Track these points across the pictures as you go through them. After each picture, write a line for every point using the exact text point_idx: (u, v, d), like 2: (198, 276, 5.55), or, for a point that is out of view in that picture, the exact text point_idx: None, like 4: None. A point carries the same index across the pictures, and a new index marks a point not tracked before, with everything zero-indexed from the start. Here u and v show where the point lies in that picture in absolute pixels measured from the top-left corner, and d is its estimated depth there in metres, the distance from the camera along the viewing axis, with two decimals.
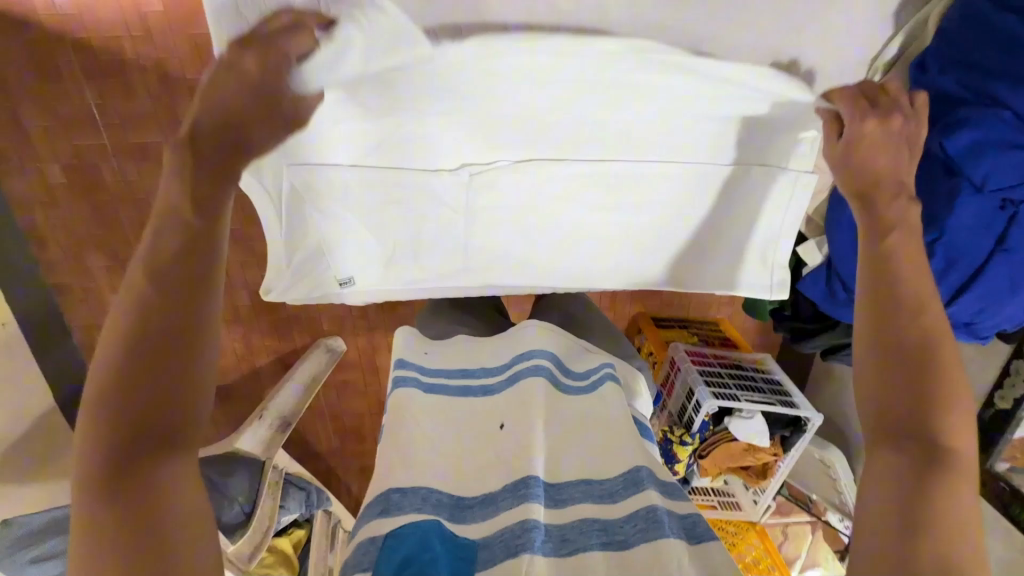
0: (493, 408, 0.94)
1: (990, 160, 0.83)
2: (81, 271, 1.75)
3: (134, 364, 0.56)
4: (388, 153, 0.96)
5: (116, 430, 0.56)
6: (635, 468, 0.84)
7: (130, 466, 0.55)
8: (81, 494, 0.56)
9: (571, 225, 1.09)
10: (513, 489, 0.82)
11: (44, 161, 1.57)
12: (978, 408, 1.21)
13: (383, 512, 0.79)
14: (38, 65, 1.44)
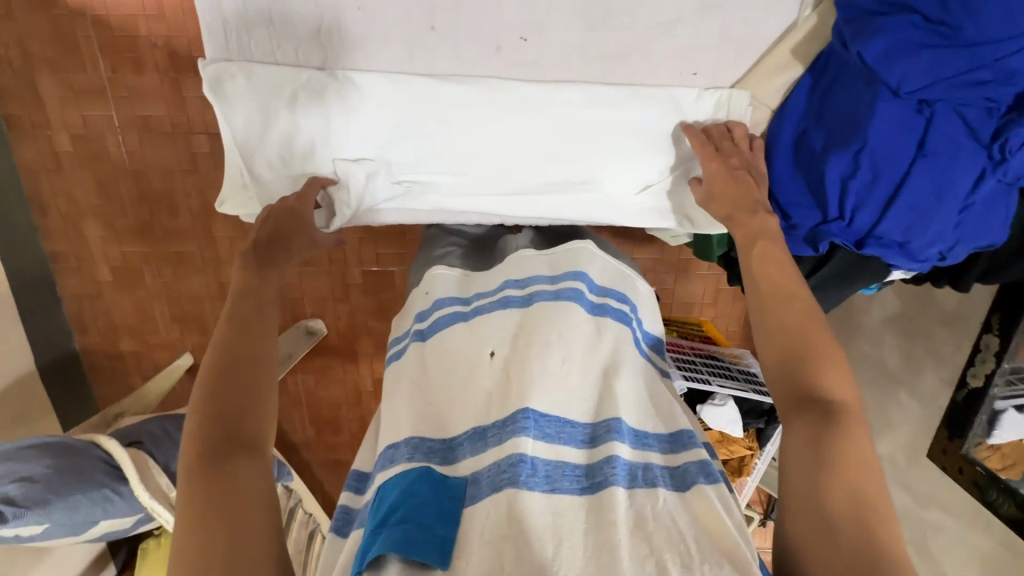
0: (481, 331, 0.82)
1: (906, 61, 0.65)
2: (78, 239, 1.80)
3: (222, 382, 0.65)
4: (330, 34, 0.80)
5: (205, 447, 0.62)
6: (610, 418, 0.75)
7: (216, 454, 0.62)
8: (186, 494, 0.61)
9: (519, 155, 0.87)
10: (503, 423, 0.73)
11: (54, 129, 1.65)
12: (952, 390, 1.17)
13: (385, 464, 0.75)
14: (58, 37, 1.53)
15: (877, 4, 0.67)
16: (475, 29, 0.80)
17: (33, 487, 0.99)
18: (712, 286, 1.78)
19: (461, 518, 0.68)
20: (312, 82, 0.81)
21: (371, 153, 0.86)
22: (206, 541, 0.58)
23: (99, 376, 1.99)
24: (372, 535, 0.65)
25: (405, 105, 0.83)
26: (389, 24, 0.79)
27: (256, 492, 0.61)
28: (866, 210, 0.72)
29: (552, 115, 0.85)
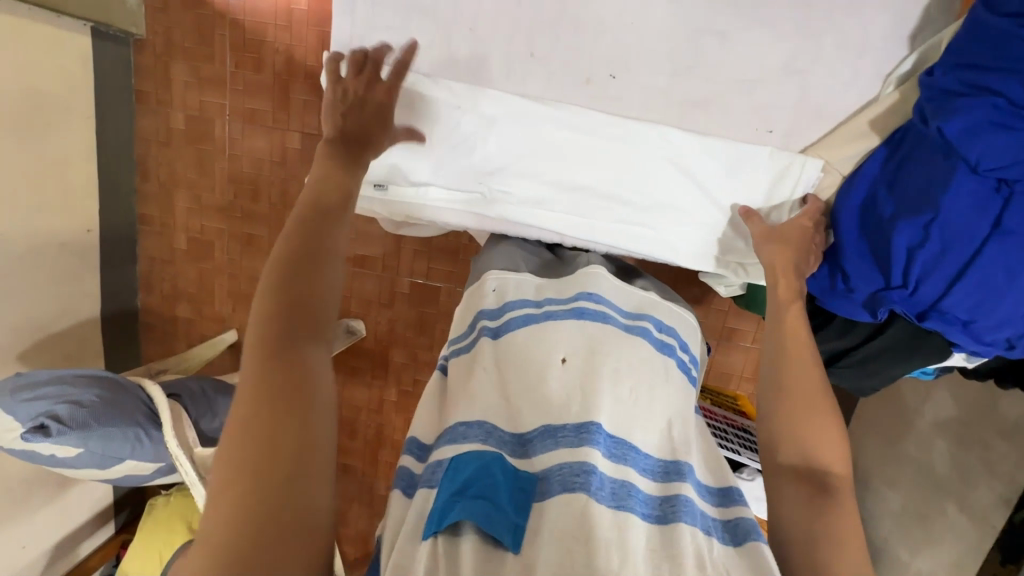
0: (550, 336, 0.78)
1: (992, 138, 0.64)
2: (167, 206, 1.97)
3: (300, 271, 0.63)
4: (439, 49, 0.89)
5: (269, 333, 0.59)
6: (677, 460, 0.71)
7: (288, 341, 0.59)
8: (251, 373, 0.58)
9: (591, 182, 0.92)
10: (577, 428, 0.69)
11: (174, 108, 1.86)
12: (1010, 510, 1.08)
13: (451, 440, 0.70)
14: (200, 32, 1.76)
15: (961, 86, 0.69)
16: (573, 64, 0.87)
17: (79, 409, 1.05)
18: (753, 361, 1.73)
19: (530, 509, 0.64)
20: (418, 84, 0.90)
21: (455, 160, 0.93)
22: (272, 423, 0.55)
23: (150, 336, 2.12)
24: (448, 501, 0.63)
25: (496, 118, 0.90)
26: (498, 47, 0.88)
27: (324, 389, 0.59)
28: (931, 282, 0.70)
29: (628, 148, 0.90)
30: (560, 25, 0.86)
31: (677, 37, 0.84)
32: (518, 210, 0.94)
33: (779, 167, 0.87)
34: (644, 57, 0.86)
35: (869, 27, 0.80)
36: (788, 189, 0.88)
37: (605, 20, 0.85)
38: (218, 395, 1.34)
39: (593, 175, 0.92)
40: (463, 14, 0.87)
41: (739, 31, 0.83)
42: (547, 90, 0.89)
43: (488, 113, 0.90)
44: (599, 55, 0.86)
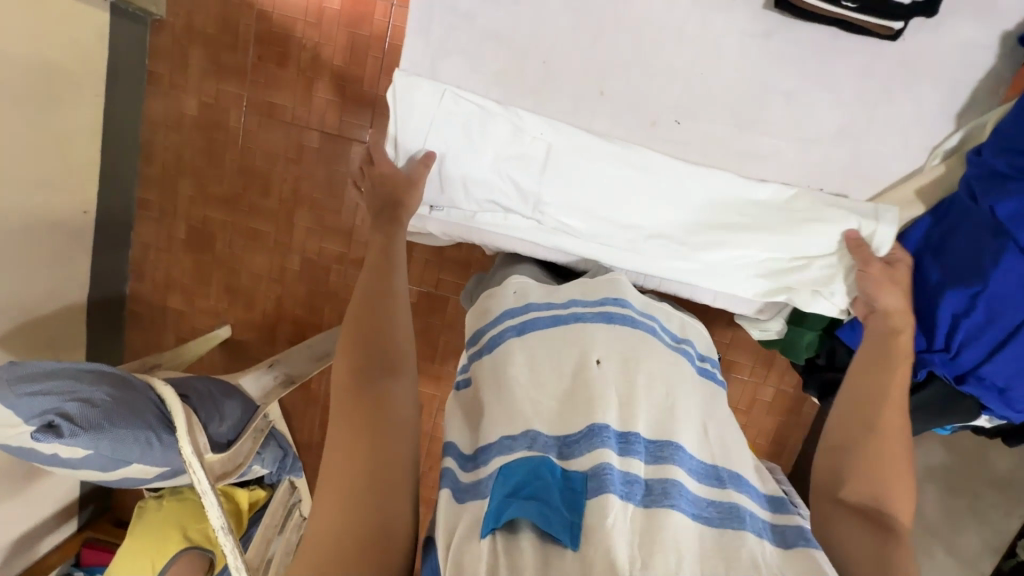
0: (582, 339, 0.81)
1: None
2: (170, 193, 1.90)
3: (368, 320, 0.81)
4: (510, 80, 0.91)
5: (355, 371, 0.78)
6: (717, 465, 0.74)
7: (365, 374, 0.78)
8: (341, 402, 0.77)
9: (648, 218, 0.94)
10: (622, 435, 0.71)
11: (189, 95, 1.80)
12: None
13: (499, 451, 0.72)
14: (225, 21, 1.72)
15: (1010, 169, 0.75)
16: (640, 105, 0.91)
17: (92, 410, 1.00)
18: (750, 395, 1.77)
19: (584, 507, 0.64)
20: (486, 110, 0.91)
21: (515, 188, 0.94)
22: (358, 440, 0.73)
23: (136, 325, 2.02)
24: (501, 503, 0.65)
25: (560, 150, 0.92)
26: (569, 83, 0.90)
27: (396, 410, 0.76)
28: (974, 348, 0.76)
29: (688, 188, 0.93)
30: (631, 71, 0.89)
31: (740, 93, 0.88)
32: (574, 244, 0.97)
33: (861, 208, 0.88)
34: (711, 108, 0.90)
35: (921, 101, 0.86)
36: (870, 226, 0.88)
37: (677, 68, 0.88)
38: (223, 398, 1.30)
39: (650, 207, 0.94)
40: (537, 49, 0.89)
41: (799, 90, 0.87)
42: (612, 130, 0.93)
43: (553, 146, 0.92)
44: (667, 102, 0.90)
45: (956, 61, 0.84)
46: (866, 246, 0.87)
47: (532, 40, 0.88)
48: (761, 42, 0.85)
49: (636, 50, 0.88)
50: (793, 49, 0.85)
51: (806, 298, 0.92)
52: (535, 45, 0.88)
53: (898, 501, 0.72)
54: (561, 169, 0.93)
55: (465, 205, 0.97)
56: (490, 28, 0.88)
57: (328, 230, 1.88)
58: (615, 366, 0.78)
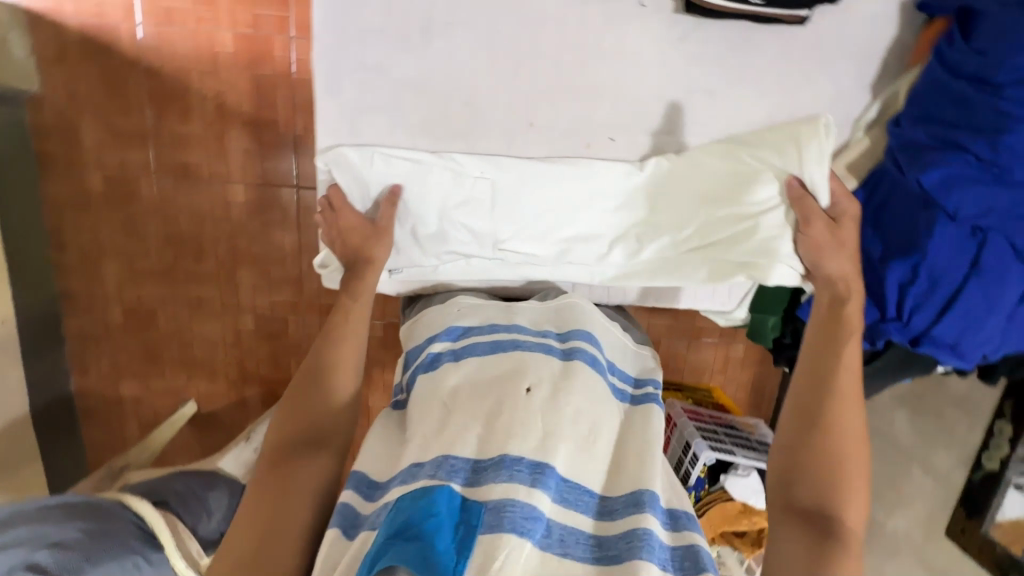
0: (518, 367, 0.81)
1: (963, 191, 0.74)
2: (93, 276, 1.65)
3: (304, 391, 0.85)
4: (441, 123, 0.92)
5: (281, 441, 0.82)
6: (638, 489, 0.73)
7: (289, 444, 0.81)
8: (261, 467, 0.81)
9: (603, 228, 0.96)
10: (535, 465, 0.70)
11: (87, 169, 1.56)
12: (967, 471, 1.25)
13: (404, 480, 0.72)
14: (108, 82, 1.48)
15: (930, 139, 0.79)
16: (573, 129, 0.93)
17: (69, 553, 0.92)
18: (723, 354, 1.78)
19: (476, 544, 0.63)
20: (422, 163, 0.91)
21: (472, 233, 0.94)
22: (258, 509, 0.75)
23: (89, 424, 1.76)
24: (384, 543, 0.63)
25: (503, 184, 0.93)
26: (498, 121, 0.93)
27: (302, 487, 0.77)
28: (921, 312, 0.80)
29: (631, 193, 0.95)
30: (562, 97, 0.92)
31: (667, 104, 0.92)
32: (542, 273, 0.98)
33: (777, 143, 0.86)
34: (641, 119, 0.93)
35: (840, 80, 0.89)
36: (809, 158, 0.83)
37: (603, 84, 0.91)
38: (207, 492, 1.24)
39: (601, 221, 0.96)
40: (464, 97, 0.91)
41: (727, 89, 0.90)
42: (550, 157, 0.93)
43: (494, 182, 0.93)
44: (599, 123, 0.93)
45: (864, 36, 0.87)
46: (809, 195, 0.83)
47: (464, 85, 0.91)
48: (672, 49, 0.89)
49: (566, 71, 0.90)
50: (716, 49, 0.88)
51: (780, 274, 0.88)
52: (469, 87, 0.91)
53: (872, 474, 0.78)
54: (507, 202, 0.94)
55: (424, 262, 0.96)
56: (409, 83, 0.90)
57: (276, 282, 1.66)
58: (545, 395, 0.78)
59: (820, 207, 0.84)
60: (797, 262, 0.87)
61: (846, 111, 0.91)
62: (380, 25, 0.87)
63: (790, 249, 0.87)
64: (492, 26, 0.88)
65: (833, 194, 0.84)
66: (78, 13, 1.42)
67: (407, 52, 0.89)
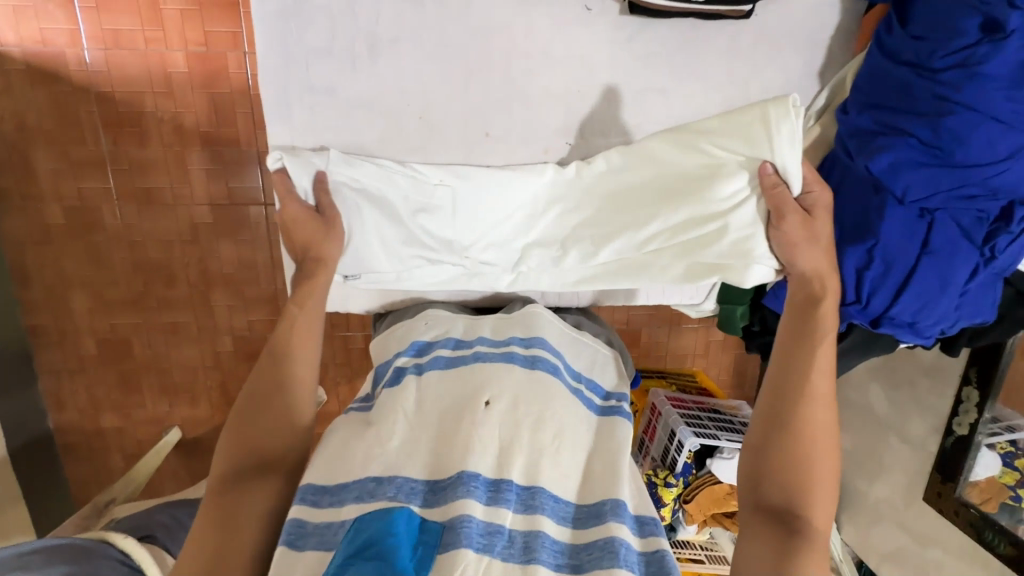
0: (482, 378, 0.84)
1: (909, 174, 0.80)
2: (62, 309, 1.57)
3: (250, 416, 0.83)
4: (398, 129, 0.93)
5: (228, 469, 0.80)
6: (601, 500, 0.77)
7: (237, 471, 0.80)
8: (209, 496, 0.79)
9: (559, 231, 0.98)
10: (494, 484, 0.74)
11: (43, 201, 1.46)
12: (938, 437, 1.29)
13: (359, 497, 0.74)
14: (58, 108, 1.39)
15: (876, 125, 0.83)
16: (530, 133, 0.95)
17: None
18: (704, 339, 1.78)
19: (433, 563, 0.67)
20: (386, 167, 0.91)
21: (434, 240, 0.95)
22: (204, 540, 0.75)
23: (74, 459, 1.70)
24: (345, 562, 0.66)
25: (459, 190, 0.94)
26: (450, 127, 0.94)
27: (250, 514, 0.77)
28: (878, 293, 0.85)
29: (585, 195, 0.97)
30: (518, 103, 0.93)
31: (619, 106, 0.94)
32: (502, 279, 0.99)
33: (742, 130, 0.85)
34: (592, 119, 0.95)
35: (788, 69, 0.92)
36: (773, 145, 0.83)
37: (553, 88, 0.93)
38: None
39: (556, 225, 0.98)
40: (419, 113, 0.92)
41: (683, 88, 0.93)
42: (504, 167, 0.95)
43: (449, 190, 0.94)
44: (553, 125, 0.95)
45: (809, 24, 0.90)
46: (782, 183, 0.83)
47: (422, 99, 0.92)
48: (621, 51, 0.91)
49: (522, 74, 0.92)
50: (671, 47, 0.90)
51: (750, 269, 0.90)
52: (425, 99, 0.92)
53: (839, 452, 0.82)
54: (462, 210, 0.94)
55: (385, 268, 0.95)
56: (357, 102, 0.91)
57: (252, 302, 1.60)
58: (502, 408, 0.80)
59: (792, 198, 0.84)
60: (771, 258, 0.88)
61: (796, 101, 0.94)
62: (324, 46, 0.88)
63: (765, 243, 0.87)
64: (441, 38, 0.88)
65: (805, 181, 0.85)
66: (20, 39, 1.33)
67: (359, 68, 0.89)
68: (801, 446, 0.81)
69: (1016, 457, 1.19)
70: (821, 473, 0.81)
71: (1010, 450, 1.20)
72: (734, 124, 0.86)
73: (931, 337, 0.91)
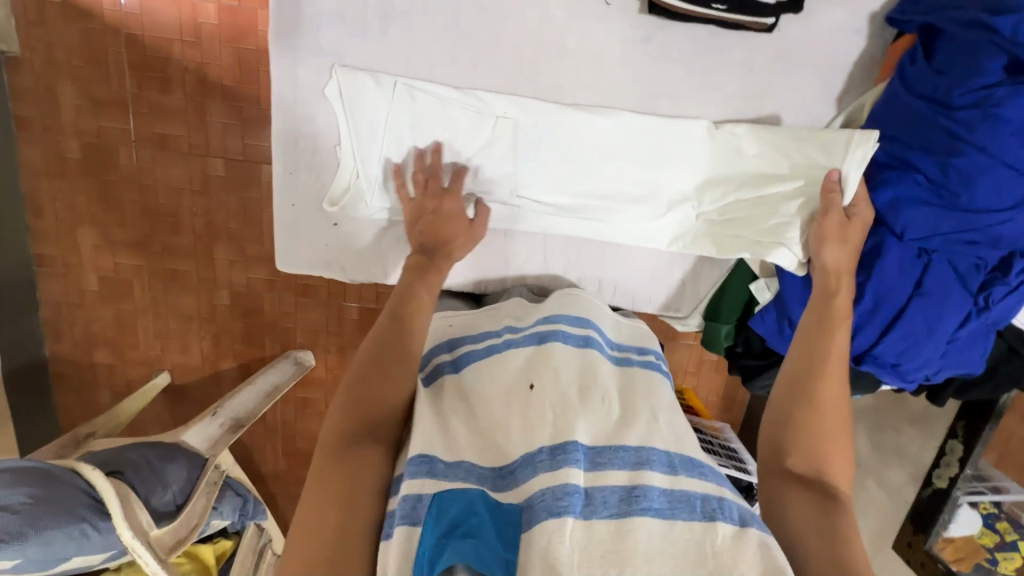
0: (512, 365, 0.82)
1: (909, 212, 0.80)
2: (69, 243, 1.60)
3: (366, 378, 0.78)
4: (415, 69, 0.91)
5: (340, 433, 0.74)
6: (668, 451, 0.74)
7: (351, 439, 0.74)
8: (321, 465, 0.72)
9: (646, 183, 0.95)
10: (553, 451, 0.69)
11: (62, 135, 1.49)
12: (917, 488, 1.27)
13: (431, 473, 0.69)
14: (88, 45, 1.40)
15: (887, 156, 0.83)
16: (577, 94, 0.92)
17: (12, 519, 0.94)
18: (697, 355, 1.74)
19: (519, 542, 0.64)
20: (444, 99, 0.91)
21: (494, 177, 0.96)
22: (321, 510, 0.68)
23: (64, 388, 1.74)
24: (435, 547, 0.63)
25: (543, 125, 0.92)
26: (506, 60, 0.90)
27: (367, 484, 0.71)
28: (861, 330, 0.85)
29: (682, 151, 0.93)
30: (531, 86, 0.92)
31: (636, 101, 0.92)
32: (566, 226, 1.00)
33: (820, 142, 0.88)
34: (602, 96, 0.92)
35: (805, 91, 0.90)
36: (843, 156, 0.85)
37: (562, 84, 0.91)
38: (164, 465, 1.25)
39: (636, 184, 0.96)
40: (420, 85, 0.91)
41: (699, 96, 0.91)
42: (597, 118, 0.92)
43: (529, 122, 0.92)
44: (562, 98, 0.92)
45: (834, 47, 0.87)
46: (838, 189, 0.85)
47: (431, 66, 0.91)
48: (641, 48, 0.89)
49: (538, 62, 0.90)
50: (694, 52, 0.88)
51: (773, 252, 0.91)
52: (430, 62, 0.90)
53: (837, 468, 0.76)
54: (557, 144, 0.94)
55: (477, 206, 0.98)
56: (370, 68, 0.90)
57: (254, 259, 1.61)
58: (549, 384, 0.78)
59: (842, 204, 0.85)
60: (801, 249, 0.89)
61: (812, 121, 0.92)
62: (343, 11, 0.88)
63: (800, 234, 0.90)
64: (453, 18, 0.88)
65: (879, 204, 0.84)
66: None
67: (377, 34, 0.89)
68: (808, 429, 0.78)
69: (998, 520, 1.18)
70: (848, 452, 0.77)
71: (993, 511, 1.18)
72: (801, 135, 0.90)
73: (912, 383, 0.90)
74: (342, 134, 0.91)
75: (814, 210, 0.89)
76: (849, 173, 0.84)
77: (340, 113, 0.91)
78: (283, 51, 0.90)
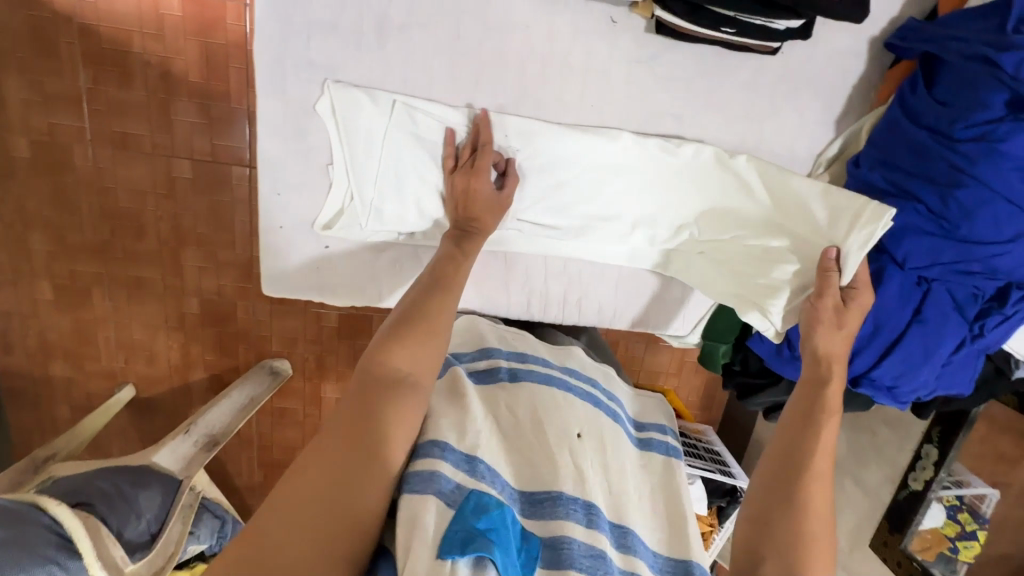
0: (568, 408, 0.83)
1: (909, 241, 0.82)
2: (18, 249, 1.47)
3: (409, 325, 0.76)
4: (415, 81, 0.86)
5: (377, 370, 0.73)
6: (687, 561, 0.78)
7: (387, 380, 0.72)
8: (354, 393, 0.72)
9: (644, 204, 0.97)
10: (587, 510, 0.73)
11: (9, 133, 1.36)
12: (894, 488, 1.31)
13: (470, 470, 0.72)
14: (35, 34, 1.26)
15: (886, 183, 0.84)
16: (583, 111, 0.90)
17: None
18: (680, 358, 1.75)
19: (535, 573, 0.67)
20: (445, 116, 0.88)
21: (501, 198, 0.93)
22: (346, 436, 0.68)
23: (15, 402, 1.62)
24: (471, 529, 0.64)
25: (555, 145, 0.91)
26: (511, 74, 0.87)
27: (389, 427, 0.70)
28: (863, 353, 0.87)
29: (674, 176, 0.95)
30: (536, 100, 0.89)
31: (640, 121, 0.91)
32: (575, 247, 1.01)
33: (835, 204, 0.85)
34: (609, 114, 0.91)
35: (805, 113, 0.92)
36: (847, 232, 0.83)
37: (567, 100, 0.89)
38: (135, 491, 1.18)
39: (638, 207, 0.97)
40: (411, 101, 0.87)
41: (702, 115, 0.91)
42: (600, 140, 0.91)
43: (541, 141, 0.91)
44: (569, 114, 0.90)
45: (834, 70, 0.89)
46: (835, 270, 0.83)
47: (431, 77, 0.86)
48: (647, 65, 0.87)
49: (545, 76, 0.88)
50: (697, 71, 0.88)
51: (751, 315, 0.94)
52: (430, 74, 0.86)
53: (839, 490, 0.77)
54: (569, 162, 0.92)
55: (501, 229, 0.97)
56: (368, 80, 0.86)
57: (225, 266, 1.52)
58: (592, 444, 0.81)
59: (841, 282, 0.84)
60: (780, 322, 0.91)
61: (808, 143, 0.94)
62: (335, 19, 0.82)
63: (782, 306, 0.91)
64: (456, 29, 0.84)
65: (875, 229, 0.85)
66: None
67: (375, 43, 0.84)
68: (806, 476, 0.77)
69: (960, 511, 1.21)
70: None
71: (955, 503, 1.22)
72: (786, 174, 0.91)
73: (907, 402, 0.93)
74: (337, 152, 0.89)
75: (812, 281, 0.88)
76: (843, 257, 0.83)
77: (336, 128, 0.88)
78: (272, 59, 0.84)
